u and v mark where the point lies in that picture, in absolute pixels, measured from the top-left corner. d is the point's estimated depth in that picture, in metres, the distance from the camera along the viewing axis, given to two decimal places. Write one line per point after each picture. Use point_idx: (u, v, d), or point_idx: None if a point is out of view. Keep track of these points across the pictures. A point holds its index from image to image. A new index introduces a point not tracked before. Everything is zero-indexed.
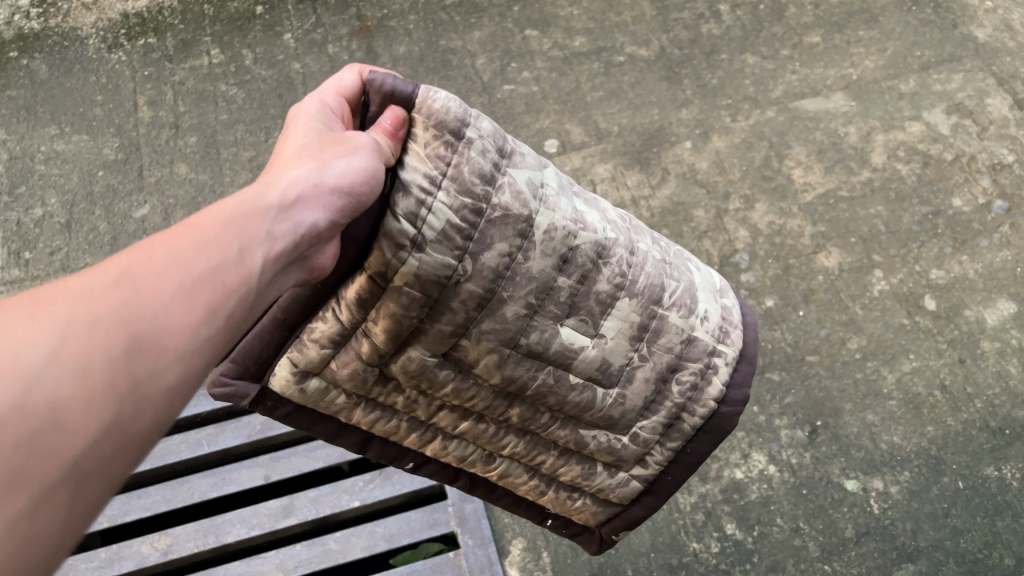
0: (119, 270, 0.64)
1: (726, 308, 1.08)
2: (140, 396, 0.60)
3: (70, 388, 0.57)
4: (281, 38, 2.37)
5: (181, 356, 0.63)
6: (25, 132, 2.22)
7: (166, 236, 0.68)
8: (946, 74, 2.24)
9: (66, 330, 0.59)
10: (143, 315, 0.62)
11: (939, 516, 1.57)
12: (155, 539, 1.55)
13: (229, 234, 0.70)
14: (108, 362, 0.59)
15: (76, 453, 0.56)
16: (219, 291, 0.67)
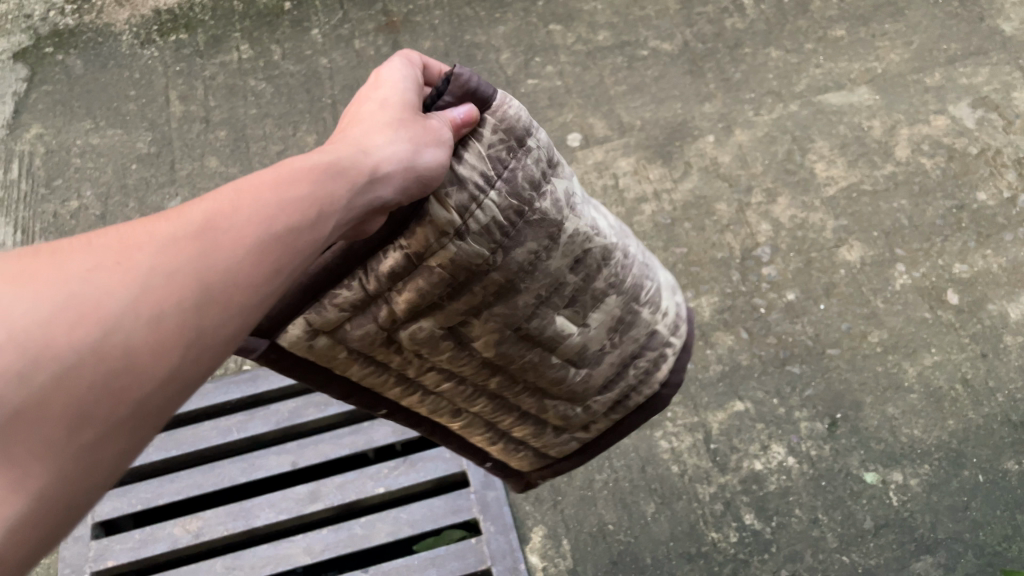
0: (201, 219, 0.66)
1: (680, 303, 1.15)
2: (204, 347, 0.63)
3: (145, 335, 0.60)
4: (309, 34, 2.41)
5: (243, 310, 0.66)
6: (62, 125, 2.28)
7: (246, 186, 0.70)
8: (973, 67, 2.23)
9: (147, 278, 0.61)
10: (217, 268, 0.64)
11: (958, 509, 1.58)
12: (187, 521, 1.60)
13: (303, 194, 0.71)
14: (180, 312, 0.62)
15: (141, 397, 0.59)
16: (289, 249, 0.69)
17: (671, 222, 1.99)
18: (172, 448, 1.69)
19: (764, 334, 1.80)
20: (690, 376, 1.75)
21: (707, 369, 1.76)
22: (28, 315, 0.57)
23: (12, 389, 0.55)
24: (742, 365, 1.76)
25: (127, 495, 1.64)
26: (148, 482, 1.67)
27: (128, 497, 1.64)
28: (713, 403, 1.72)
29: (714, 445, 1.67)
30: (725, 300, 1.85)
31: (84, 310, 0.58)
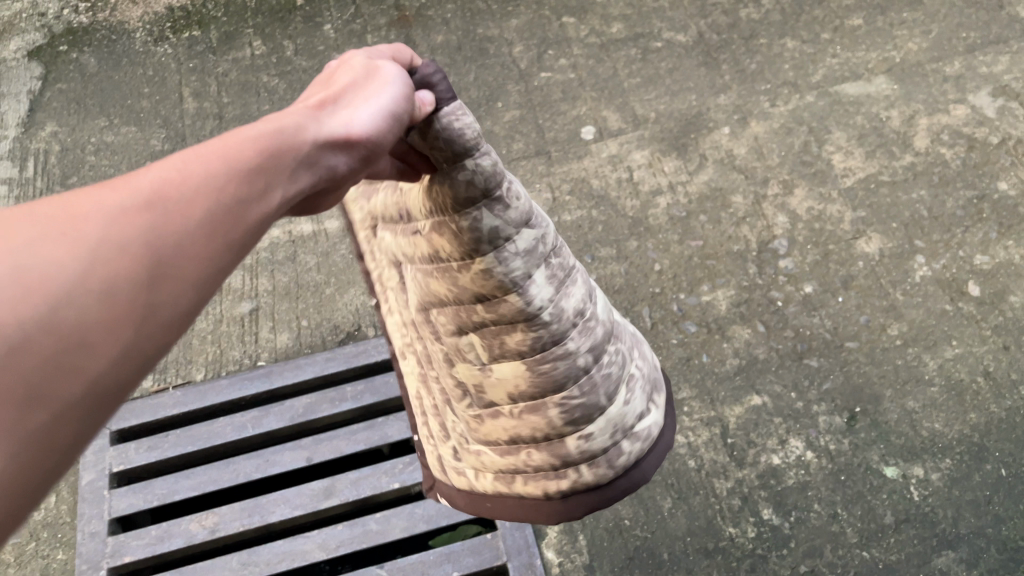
0: (150, 188, 0.62)
1: (619, 450, 1.02)
2: (158, 323, 0.59)
3: (96, 308, 0.56)
4: (321, 29, 2.41)
5: (199, 282, 0.62)
6: (76, 123, 2.28)
7: (194, 157, 0.66)
8: (993, 55, 2.20)
9: (97, 248, 0.57)
10: (169, 238, 0.60)
11: (981, 504, 1.56)
12: (203, 517, 1.60)
13: (256, 167, 0.69)
14: (135, 285, 0.58)
15: (96, 374, 0.55)
16: (241, 221, 0.66)
17: (686, 215, 1.97)
18: (187, 444, 1.70)
19: (781, 328, 1.78)
20: (706, 370, 1.73)
21: (724, 362, 1.74)
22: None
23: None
24: (759, 358, 1.74)
25: (142, 491, 1.64)
26: (164, 477, 1.67)
27: (144, 493, 1.64)
28: (730, 397, 1.70)
29: (731, 440, 1.65)
30: (742, 293, 1.83)
31: (30, 282, 0.54)
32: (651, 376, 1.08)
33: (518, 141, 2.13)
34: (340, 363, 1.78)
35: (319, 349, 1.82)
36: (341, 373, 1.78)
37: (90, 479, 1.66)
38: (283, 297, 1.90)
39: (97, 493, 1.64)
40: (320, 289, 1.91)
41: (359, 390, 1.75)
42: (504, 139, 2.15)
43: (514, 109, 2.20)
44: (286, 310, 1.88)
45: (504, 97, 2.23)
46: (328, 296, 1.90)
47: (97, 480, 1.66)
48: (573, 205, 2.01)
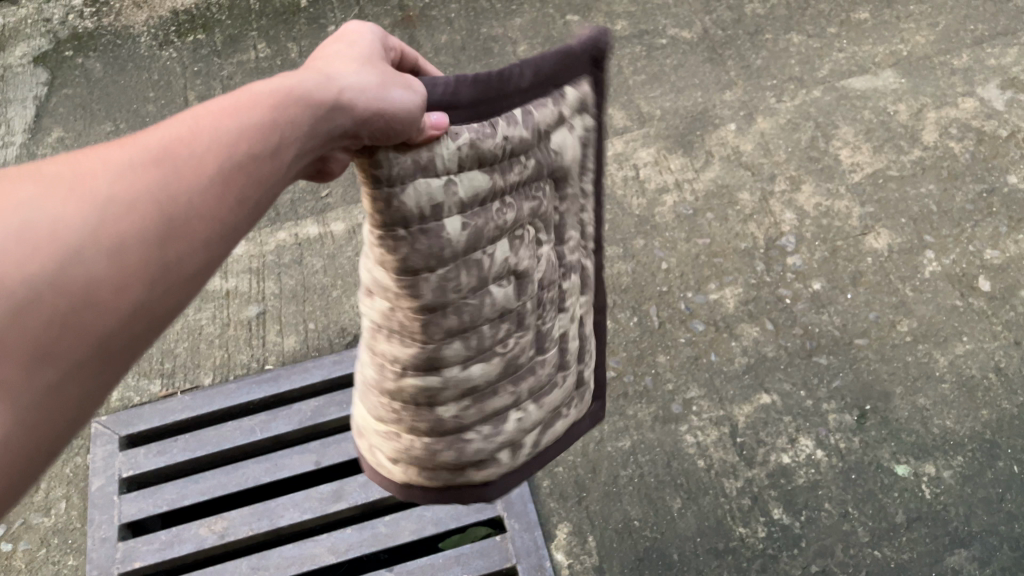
0: (163, 145, 0.64)
1: (368, 443, 1.10)
2: (169, 278, 0.62)
3: (107, 267, 0.58)
4: (325, 31, 2.41)
5: (210, 240, 0.65)
6: (82, 129, 2.28)
7: (205, 114, 0.68)
8: (1001, 47, 2.18)
9: (109, 205, 0.59)
10: (180, 198, 0.63)
11: (993, 501, 1.54)
12: (213, 522, 1.61)
13: (267, 130, 0.70)
14: (146, 244, 0.60)
15: (106, 330, 0.59)
16: (252, 179, 0.68)
17: (694, 213, 1.96)
18: (196, 449, 1.70)
19: (789, 326, 1.77)
20: (715, 370, 1.72)
21: (732, 361, 1.73)
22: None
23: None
24: (768, 357, 1.73)
25: (152, 497, 1.65)
26: (173, 483, 1.68)
27: (154, 498, 1.65)
28: (739, 396, 1.69)
29: (740, 439, 1.64)
30: (750, 291, 1.82)
31: (40, 238, 0.56)
32: (429, 463, 1.06)
33: None
34: (348, 366, 1.78)
35: (327, 351, 1.82)
36: (348, 376, 1.78)
37: (100, 485, 1.67)
38: (289, 300, 1.90)
39: (107, 499, 1.65)
40: (326, 292, 1.91)
41: None
42: None
43: None
44: (293, 314, 1.88)
45: None
46: (335, 298, 1.90)
47: (107, 486, 1.66)
48: None
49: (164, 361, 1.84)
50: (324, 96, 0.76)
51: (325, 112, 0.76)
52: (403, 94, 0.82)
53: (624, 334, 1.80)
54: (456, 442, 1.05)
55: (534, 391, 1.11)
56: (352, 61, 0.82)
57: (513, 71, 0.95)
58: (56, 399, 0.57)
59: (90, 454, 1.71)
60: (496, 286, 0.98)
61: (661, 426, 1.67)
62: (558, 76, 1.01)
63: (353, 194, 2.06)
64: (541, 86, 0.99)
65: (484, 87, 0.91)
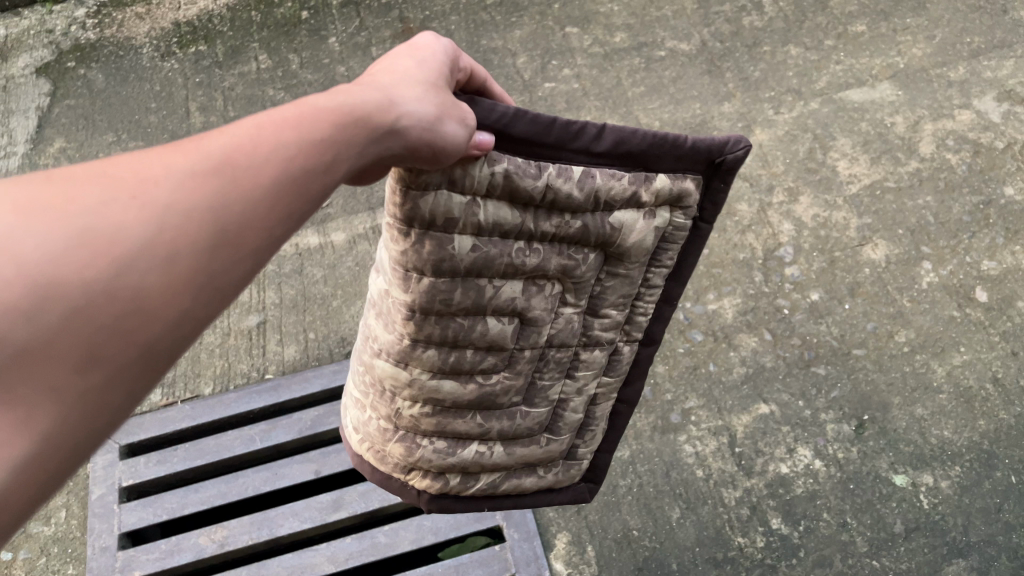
0: (222, 153, 0.64)
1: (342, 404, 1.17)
2: (216, 288, 0.63)
3: (157, 277, 0.59)
4: (326, 42, 2.42)
5: (256, 251, 0.65)
6: (84, 139, 2.29)
7: (267, 122, 0.68)
8: (997, 60, 2.20)
9: (165, 215, 0.60)
10: (233, 209, 0.63)
11: (991, 512, 1.55)
12: (212, 531, 1.61)
13: (325, 145, 0.70)
14: (196, 254, 0.61)
15: (150, 339, 0.59)
16: (302, 194, 0.68)
17: None
18: (196, 458, 1.70)
19: (788, 336, 1.77)
20: (714, 380, 1.73)
21: (731, 371, 1.74)
22: (38, 248, 0.55)
23: (21, 329, 0.54)
24: (766, 367, 1.74)
25: (152, 506, 1.65)
26: (173, 492, 1.68)
27: (154, 507, 1.65)
28: (738, 406, 1.70)
29: (739, 449, 1.65)
30: (748, 301, 1.83)
31: (97, 243, 0.57)
32: (378, 446, 1.11)
33: None
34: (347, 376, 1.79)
35: (327, 361, 1.83)
36: None
37: (100, 494, 1.67)
38: (290, 310, 1.91)
39: (106, 508, 1.65)
40: (327, 302, 1.92)
41: None
42: None
43: None
44: (293, 323, 1.89)
45: None
46: (335, 308, 1.91)
47: (107, 495, 1.67)
48: None
49: (164, 371, 1.84)
50: (381, 118, 0.74)
51: (380, 133, 0.74)
52: (456, 128, 0.80)
53: None
54: (408, 436, 1.08)
55: (506, 436, 1.12)
56: (413, 84, 0.79)
57: (589, 129, 0.89)
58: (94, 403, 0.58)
59: (90, 463, 1.71)
60: (491, 320, 0.98)
61: (660, 436, 1.67)
62: (650, 158, 0.94)
63: (353, 204, 2.07)
64: (625, 158, 0.93)
65: (543, 129, 0.87)
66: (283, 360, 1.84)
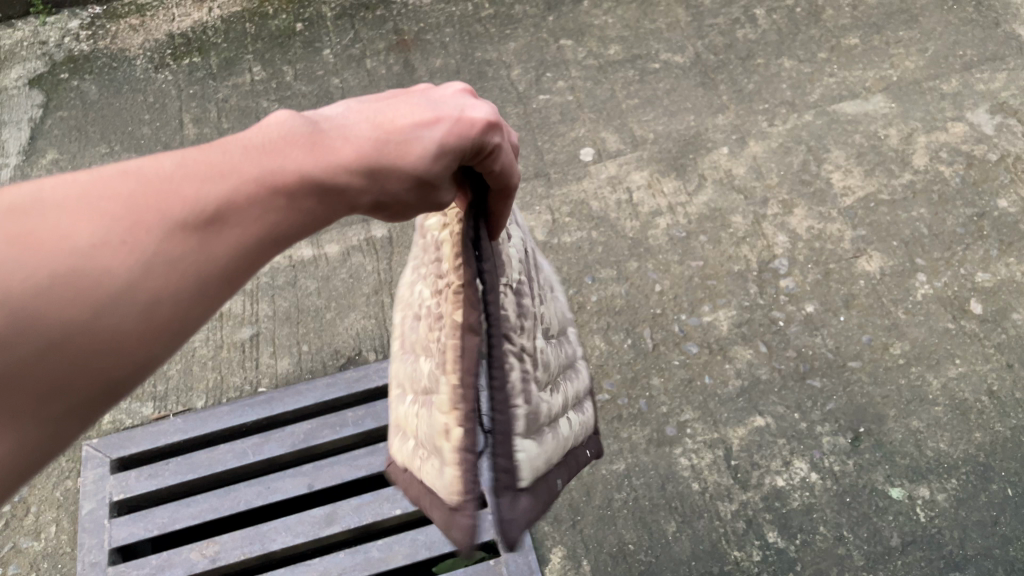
0: (213, 206, 0.68)
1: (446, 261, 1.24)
2: (182, 330, 0.69)
3: (132, 322, 0.65)
4: (321, 54, 2.42)
5: (222, 296, 0.71)
6: (77, 151, 2.28)
7: (262, 174, 0.71)
8: (990, 73, 2.21)
9: (146, 265, 0.65)
10: (209, 263, 0.68)
11: (988, 525, 1.54)
12: (204, 546, 1.59)
13: (306, 206, 0.73)
14: (170, 302, 0.67)
15: (115, 376, 0.65)
16: (275, 245, 0.73)
17: (687, 236, 1.97)
18: (187, 472, 1.69)
19: (783, 348, 1.77)
20: (709, 393, 1.72)
21: (726, 384, 1.73)
22: (24, 284, 0.60)
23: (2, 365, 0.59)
24: (761, 379, 1.73)
25: (142, 520, 1.63)
26: (164, 506, 1.66)
27: (145, 522, 1.63)
28: (733, 419, 1.69)
29: (735, 462, 1.64)
30: (743, 313, 1.82)
31: (76, 288, 0.62)
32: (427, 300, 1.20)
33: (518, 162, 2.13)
34: (341, 388, 1.77)
35: (320, 374, 1.82)
36: (341, 398, 1.77)
37: (90, 508, 1.65)
38: (283, 322, 1.90)
39: (96, 523, 1.63)
40: (321, 314, 1.91)
41: (360, 415, 1.74)
42: None
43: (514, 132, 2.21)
44: (286, 336, 1.88)
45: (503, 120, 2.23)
46: (329, 321, 1.90)
47: (97, 510, 1.65)
48: (573, 227, 2.01)
49: (157, 384, 1.83)
50: (358, 200, 0.75)
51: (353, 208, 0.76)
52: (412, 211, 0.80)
53: (618, 356, 1.80)
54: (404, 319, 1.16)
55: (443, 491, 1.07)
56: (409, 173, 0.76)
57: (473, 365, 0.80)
58: (59, 426, 0.65)
59: (80, 477, 1.70)
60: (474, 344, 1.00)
61: (655, 449, 1.67)
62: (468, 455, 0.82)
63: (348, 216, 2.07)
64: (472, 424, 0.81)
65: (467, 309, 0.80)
66: (277, 373, 1.82)
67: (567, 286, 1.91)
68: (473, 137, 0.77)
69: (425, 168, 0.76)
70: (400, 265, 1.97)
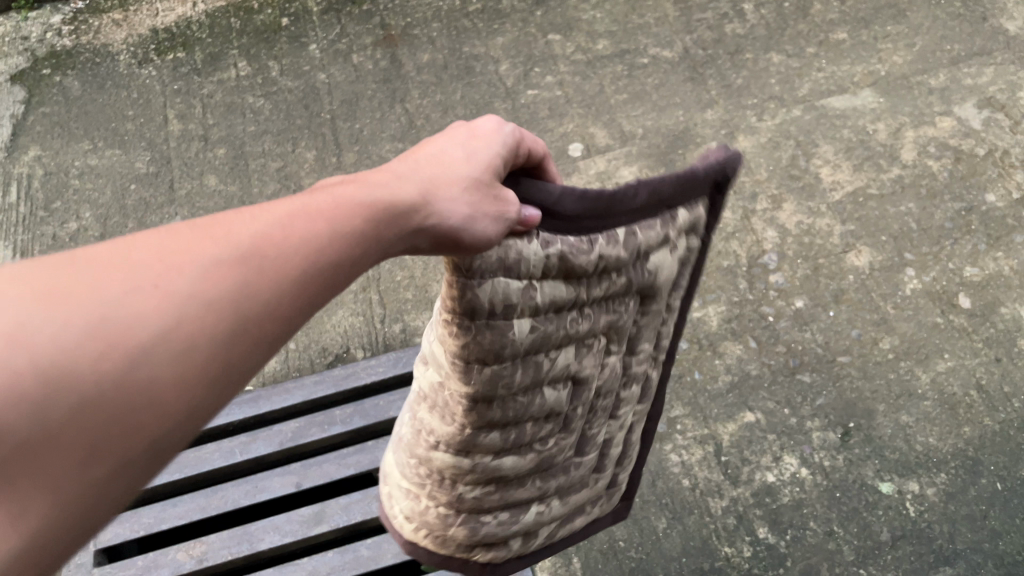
0: (254, 238, 0.60)
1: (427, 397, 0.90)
2: (231, 385, 0.58)
3: (171, 372, 0.54)
4: (307, 49, 2.40)
5: (277, 344, 0.61)
6: (60, 147, 2.25)
7: (304, 208, 0.65)
8: (977, 68, 2.21)
9: (188, 302, 0.55)
10: (261, 297, 0.59)
11: (977, 519, 1.54)
12: (191, 547, 1.58)
13: (368, 227, 0.67)
14: (215, 344, 0.56)
15: (158, 439, 0.54)
16: (326, 284, 0.64)
17: None
18: (174, 472, 1.67)
19: (773, 343, 1.77)
20: (699, 388, 1.72)
21: (716, 380, 1.73)
22: (48, 336, 0.50)
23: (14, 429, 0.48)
24: (751, 375, 1.73)
25: (129, 521, 1.62)
26: (151, 507, 1.64)
27: (131, 522, 1.61)
28: (722, 414, 1.69)
29: (725, 458, 1.64)
30: (732, 309, 1.82)
31: (106, 340, 0.52)
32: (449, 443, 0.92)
33: None
34: (329, 386, 1.76)
35: (308, 372, 1.81)
36: (329, 396, 1.76)
37: None
38: None
39: None
40: None
41: (348, 413, 1.72)
42: None
43: None
44: None
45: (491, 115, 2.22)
46: (317, 319, 1.89)
47: None
48: None
49: None
50: (413, 214, 0.71)
51: (415, 225, 0.71)
52: (491, 223, 0.75)
53: None
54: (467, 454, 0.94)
55: (563, 489, 1.08)
56: (453, 182, 0.75)
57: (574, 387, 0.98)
58: (92, 505, 0.53)
59: None
60: (549, 390, 0.92)
61: None
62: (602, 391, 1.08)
63: None
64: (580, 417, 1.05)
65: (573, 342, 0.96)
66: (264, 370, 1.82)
67: None
68: (494, 144, 0.79)
69: (473, 169, 0.76)
70: (389, 262, 1.97)
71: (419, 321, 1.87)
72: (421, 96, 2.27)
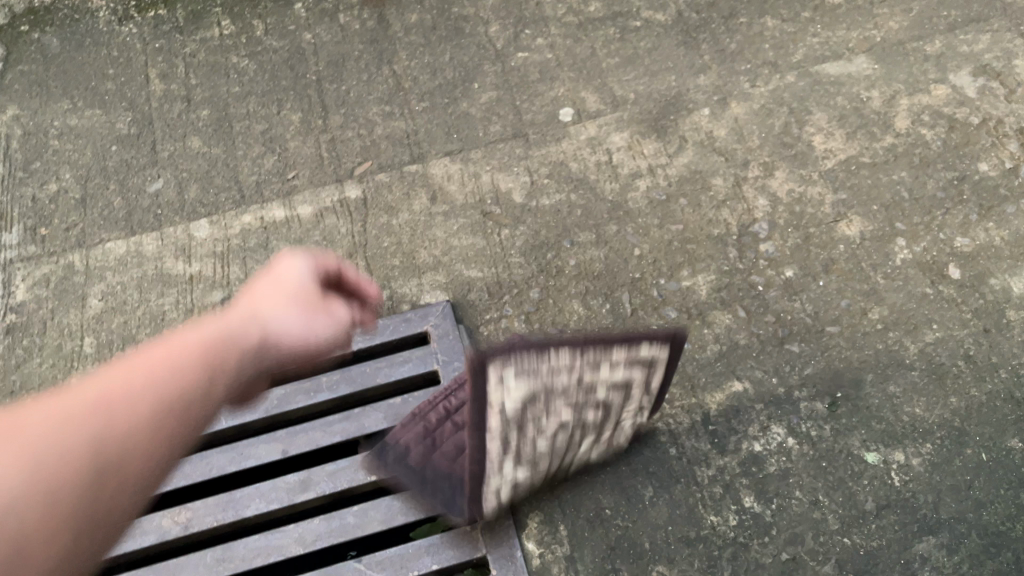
0: (103, 396, 0.93)
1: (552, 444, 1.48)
2: (105, 504, 0.88)
3: (58, 497, 0.83)
4: (292, 8, 2.34)
5: (140, 476, 0.91)
6: (39, 107, 2.19)
7: (140, 371, 0.97)
8: (973, 34, 2.18)
9: (57, 450, 0.86)
10: (114, 442, 0.90)
11: (961, 489, 1.55)
12: (176, 513, 1.57)
13: (196, 364, 1.01)
14: (85, 480, 0.86)
15: (64, 545, 0.83)
16: (175, 424, 0.95)
17: (666, 198, 1.94)
18: None
19: (762, 313, 1.76)
20: (687, 357, 1.71)
21: (705, 349, 1.72)
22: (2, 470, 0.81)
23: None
24: (739, 344, 1.72)
25: None
26: None
27: None
28: (710, 383, 1.68)
29: (712, 427, 1.63)
30: (721, 278, 1.81)
31: (31, 460, 0.83)
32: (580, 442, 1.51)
33: (495, 123, 2.09)
34: None
35: None
36: None
37: None
38: None
39: None
40: None
41: (334, 380, 1.71)
42: (481, 122, 2.10)
43: (492, 91, 2.16)
44: None
45: (480, 79, 2.18)
46: None
47: None
48: (552, 189, 1.97)
49: (126, 348, 1.78)
50: (240, 345, 1.09)
51: (241, 359, 1.07)
52: (309, 314, 1.17)
53: (597, 321, 1.77)
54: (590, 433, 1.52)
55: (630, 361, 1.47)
56: (279, 301, 1.16)
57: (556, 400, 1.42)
58: None
59: None
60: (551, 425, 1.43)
61: None
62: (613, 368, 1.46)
63: (321, 176, 2.02)
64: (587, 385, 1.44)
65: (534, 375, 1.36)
66: None
67: (546, 250, 1.87)
68: (286, 271, 1.21)
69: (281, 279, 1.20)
70: (375, 227, 1.93)
71: (405, 287, 1.84)
72: (409, 58, 2.23)
